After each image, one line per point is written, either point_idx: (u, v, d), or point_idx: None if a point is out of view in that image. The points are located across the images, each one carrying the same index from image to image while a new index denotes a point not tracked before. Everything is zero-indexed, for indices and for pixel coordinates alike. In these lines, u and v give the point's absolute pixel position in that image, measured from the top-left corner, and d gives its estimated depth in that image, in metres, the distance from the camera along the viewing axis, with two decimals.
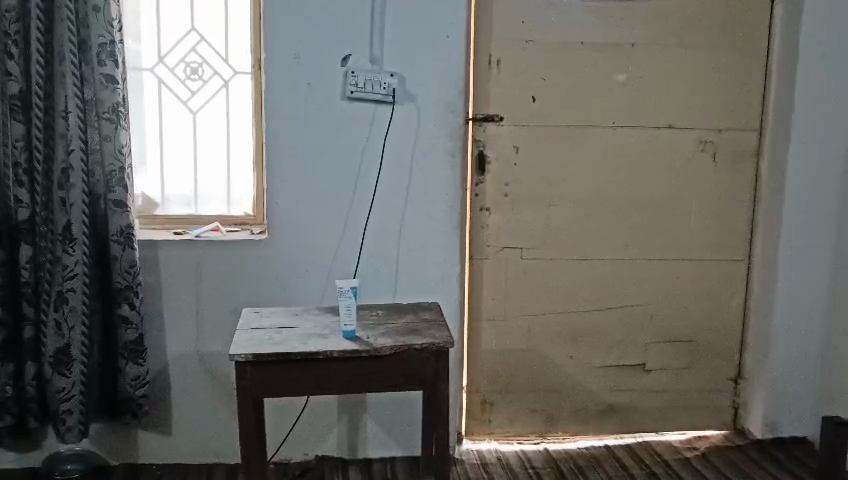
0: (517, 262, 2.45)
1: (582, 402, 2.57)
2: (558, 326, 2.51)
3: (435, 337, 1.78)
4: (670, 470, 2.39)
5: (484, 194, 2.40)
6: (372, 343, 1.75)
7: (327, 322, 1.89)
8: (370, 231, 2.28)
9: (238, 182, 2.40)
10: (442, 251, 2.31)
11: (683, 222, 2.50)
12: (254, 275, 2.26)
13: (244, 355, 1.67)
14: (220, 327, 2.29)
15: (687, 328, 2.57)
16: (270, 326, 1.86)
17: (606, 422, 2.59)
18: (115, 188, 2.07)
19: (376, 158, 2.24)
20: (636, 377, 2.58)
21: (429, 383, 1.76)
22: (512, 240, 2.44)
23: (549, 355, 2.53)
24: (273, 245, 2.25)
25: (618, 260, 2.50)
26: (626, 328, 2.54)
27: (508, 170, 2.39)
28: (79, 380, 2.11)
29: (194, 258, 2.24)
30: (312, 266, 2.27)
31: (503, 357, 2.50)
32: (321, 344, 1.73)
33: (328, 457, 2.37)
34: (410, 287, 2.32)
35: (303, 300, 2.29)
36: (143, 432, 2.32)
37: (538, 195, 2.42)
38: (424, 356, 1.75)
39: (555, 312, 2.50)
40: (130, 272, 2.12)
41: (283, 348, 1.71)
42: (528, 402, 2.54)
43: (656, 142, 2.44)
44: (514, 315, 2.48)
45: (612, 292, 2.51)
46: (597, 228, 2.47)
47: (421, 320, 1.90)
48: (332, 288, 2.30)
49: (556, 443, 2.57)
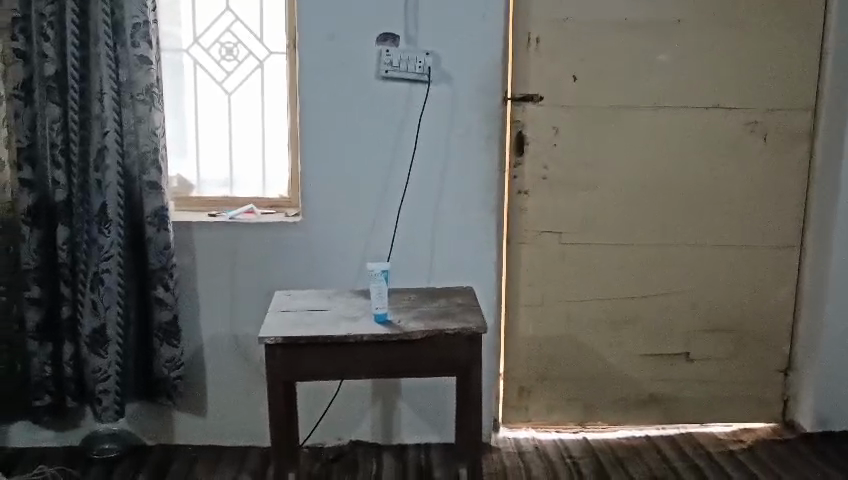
0: (556, 247, 2.39)
1: (622, 391, 2.50)
2: (597, 313, 2.44)
3: (467, 322, 1.73)
4: (713, 463, 2.31)
5: (522, 176, 2.33)
6: (403, 327, 1.71)
7: (358, 305, 1.86)
8: (404, 215, 2.24)
9: (273, 164, 2.38)
10: (478, 235, 2.26)
11: (731, 206, 2.40)
12: (288, 257, 2.25)
13: (273, 338, 1.65)
14: (254, 310, 2.28)
15: (734, 317, 2.47)
16: (301, 308, 1.83)
17: (648, 412, 2.52)
18: (149, 169, 2.07)
19: (411, 139, 2.20)
20: (679, 367, 2.49)
21: (461, 369, 1.72)
22: (551, 224, 2.37)
23: (589, 342, 2.46)
24: (307, 227, 2.23)
25: (661, 245, 2.41)
26: (670, 316, 2.46)
27: (547, 152, 2.32)
28: (115, 361, 2.12)
29: (228, 241, 2.23)
30: (345, 249, 2.25)
31: (541, 344, 2.45)
32: (350, 328, 1.71)
33: (362, 442, 2.35)
34: (445, 271, 2.28)
35: (337, 284, 2.27)
36: (179, 414, 2.33)
37: (578, 178, 2.35)
38: (455, 342, 1.70)
39: (595, 299, 2.43)
40: (164, 253, 2.12)
41: (313, 332, 1.68)
42: (566, 391, 2.48)
43: (703, 122, 2.34)
44: (553, 301, 2.42)
45: (656, 279, 2.43)
46: (639, 212, 2.38)
47: (454, 304, 1.85)
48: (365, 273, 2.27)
49: (595, 433, 2.51)
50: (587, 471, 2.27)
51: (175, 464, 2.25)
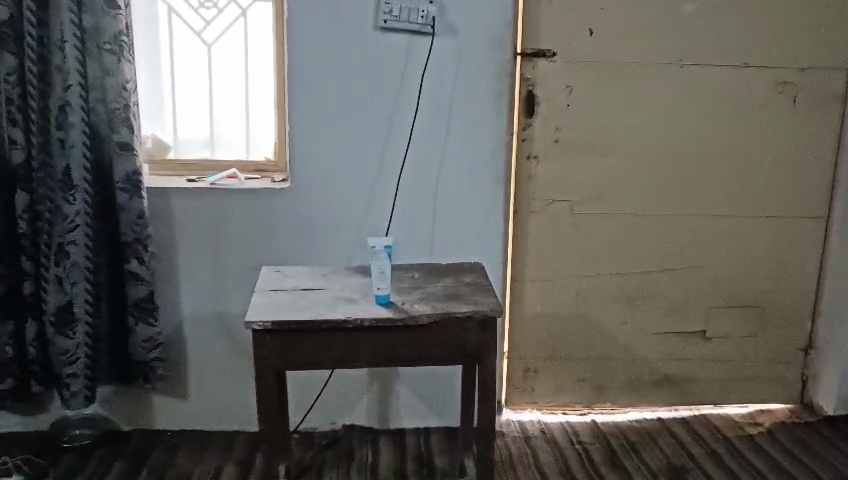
0: (567, 218, 2.20)
1: (633, 371, 2.34)
2: (609, 288, 2.27)
3: (479, 304, 1.54)
4: (732, 449, 2.17)
5: (532, 140, 2.13)
6: (408, 310, 1.52)
7: (356, 284, 1.66)
8: (404, 183, 2.03)
9: (258, 124, 2.16)
10: (485, 204, 2.06)
11: (756, 174, 2.21)
12: (275, 228, 2.04)
13: (262, 323, 1.46)
14: (239, 286, 2.08)
15: (755, 293, 2.31)
16: (292, 288, 1.64)
17: (660, 394, 2.37)
18: (119, 128, 1.85)
19: (412, 98, 1.98)
20: (694, 345, 2.34)
21: (472, 356, 1.53)
22: (562, 193, 2.18)
23: (599, 319, 2.29)
24: (297, 195, 2.02)
25: (680, 216, 2.23)
26: (686, 292, 2.29)
27: (559, 114, 2.12)
28: (83, 343, 1.92)
29: (209, 210, 2.02)
30: (339, 220, 2.04)
31: (549, 322, 2.27)
32: (349, 311, 1.51)
33: (357, 427, 2.18)
34: (447, 245, 2.08)
35: (330, 258, 2.07)
36: (157, 397, 2.14)
37: (593, 142, 2.16)
38: (467, 326, 1.51)
39: (608, 273, 2.25)
40: (138, 223, 1.92)
41: (307, 315, 1.49)
42: (574, 370, 2.32)
43: (729, 82, 2.15)
44: (562, 275, 2.24)
45: (673, 252, 2.26)
46: (657, 180, 2.20)
47: (461, 284, 1.66)
48: (361, 246, 2.07)
49: (604, 415, 2.37)
50: (598, 457, 2.12)
51: (154, 452, 2.06)
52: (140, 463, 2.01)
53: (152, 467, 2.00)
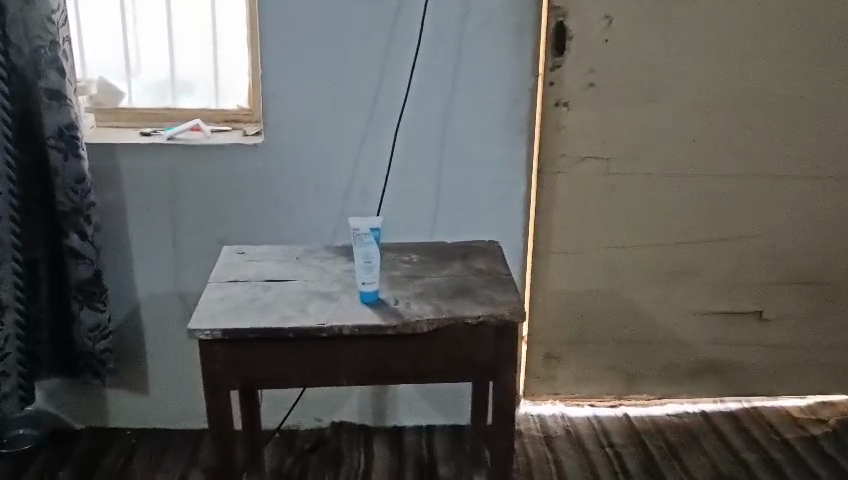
0: (600, 179, 1.82)
1: (676, 359, 1.98)
2: (650, 263, 1.90)
3: (494, 304, 1.18)
4: (792, 456, 1.83)
5: (561, 85, 1.74)
6: (402, 312, 1.16)
7: (337, 273, 1.30)
8: (400, 142, 1.66)
9: (227, 65, 1.77)
10: (500, 168, 1.69)
11: (833, 125, 1.82)
12: (247, 194, 1.68)
13: (209, 333, 1.12)
14: (205, 265, 1.74)
15: (824, 269, 1.93)
16: (254, 278, 1.28)
17: (706, 385, 2.02)
18: (46, 72, 1.48)
19: (412, 33, 1.59)
20: (749, 330, 1.98)
21: (485, 372, 1.19)
22: (595, 148, 1.80)
23: (636, 299, 1.93)
24: (272, 154, 1.66)
25: (739, 177, 1.84)
26: (742, 268, 1.92)
27: (596, 52, 1.72)
28: (13, 335, 1.62)
29: (167, 171, 1.67)
30: (323, 189, 1.68)
31: (577, 302, 1.92)
32: (324, 313, 1.16)
33: (347, 424, 1.86)
34: (453, 220, 1.72)
35: (312, 234, 1.72)
36: (111, 389, 1.83)
37: (636, 88, 1.76)
38: (478, 334, 1.16)
39: (648, 245, 1.88)
40: (78, 189, 1.57)
41: (268, 320, 1.14)
42: (605, 358, 1.97)
43: (808, 11, 1.73)
44: (593, 247, 1.88)
45: (727, 220, 1.88)
46: (713, 133, 1.80)
47: (472, 272, 1.30)
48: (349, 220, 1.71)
49: (638, 408, 2.04)
50: (633, 465, 1.79)
51: (107, 456, 1.77)
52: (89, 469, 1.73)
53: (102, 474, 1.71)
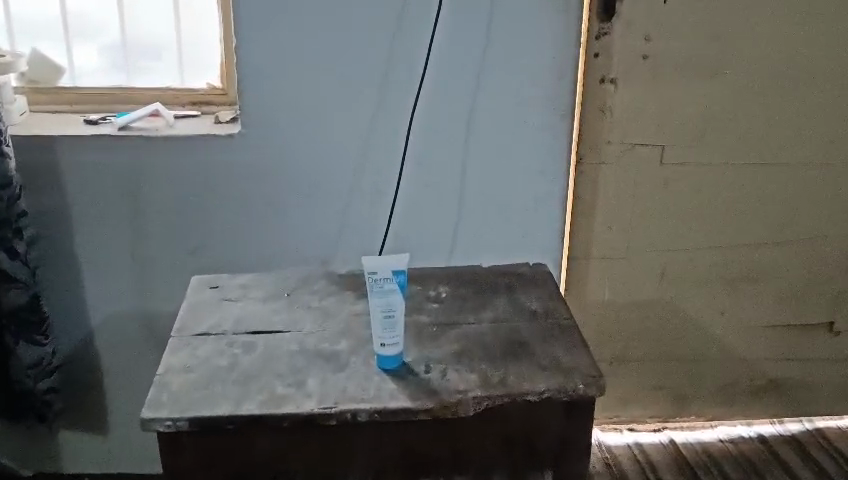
0: (653, 170, 1.51)
1: (732, 375, 1.69)
2: (707, 268, 1.59)
3: (560, 370, 0.87)
4: None
5: (609, 55, 1.41)
6: (437, 386, 0.85)
7: (343, 318, 0.98)
8: (415, 132, 1.31)
9: (193, 34, 1.41)
10: (537, 166, 1.35)
11: None
12: (223, 198, 1.33)
13: (172, 423, 0.80)
14: (169, 286, 1.39)
15: None
16: (232, 331, 0.96)
17: (766, 406, 1.73)
18: None
19: None
20: (816, 343, 1.69)
21: (548, 463, 0.88)
22: (647, 134, 1.48)
23: (690, 310, 1.63)
24: (252, 149, 1.31)
25: (817, 166, 1.53)
26: (813, 273, 1.62)
27: (653, 15, 1.39)
28: None
29: (120, 169, 1.31)
30: (316, 195, 1.34)
31: (619, 314, 1.61)
32: (332, 387, 0.85)
33: None
34: (474, 232, 1.39)
35: (300, 250, 1.38)
36: (65, 431, 1.49)
37: (701, 59, 1.43)
38: (542, 412, 0.85)
39: (706, 247, 1.58)
40: (4, 196, 1.23)
41: (252, 403, 0.82)
42: (649, 377, 1.68)
43: None
44: (640, 251, 1.57)
45: (801, 218, 1.57)
46: (791, 114, 1.48)
47: (522, 315, 0.98)
48: (348, 232, 1.37)
49: (684, 433, 1.75)
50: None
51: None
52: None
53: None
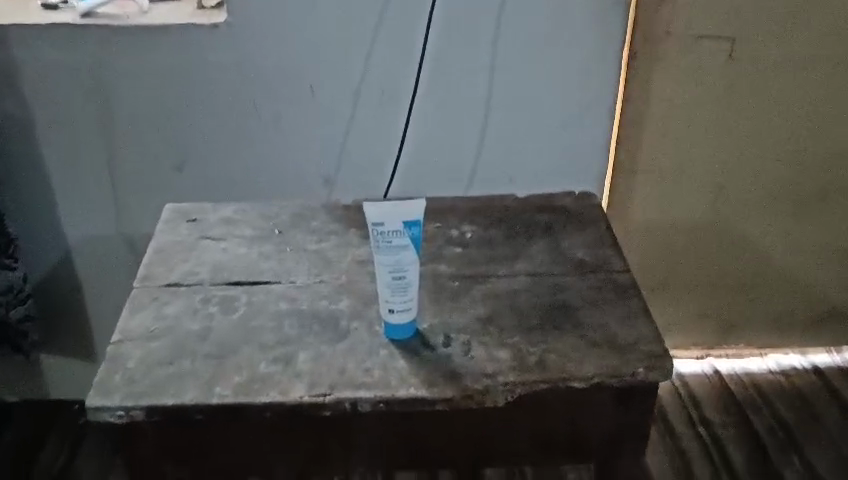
0: (724, 67, 1.19)
1: (788, 301, 1.45)
2: (776, 185, 1.31)
3: (612, 347, 0.69)
4: None
5: None
6: (458, 365, 0.67)
7: (345, 268, 0.80)
8: (439, 19, 1.02)
9: None
10: (592, 68, 1.07)
11: None
12: (208, 100, 1.07)
13: (126, 413, 0.64)
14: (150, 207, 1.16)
15: None
16: (208, 282, 0.78)
17: (819, 334, 1.51)
18: None
19: None
20: None
21: (590, 461, 0.71)
22: (725, 20, 1.15)
23: (750, 234, 1.36)
24: (235, 39, 1.03)
25: None
26: None
27: None
28: None
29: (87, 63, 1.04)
30: (315, 99, 1.07)
31: (671, 234, 1.35)
32: (329, 365, 0.67)
33: None
34: (504, 148, 1.12)
35: (297, 170, 1.13)
36: (46, 358, 1.30)
37: None
38: (590, 399, 0.67)
39: (779, 160, 1.28)
40: None
41: (225, 386, 0.65)
42: (697, 303, 1.43)
43: None
44: (701, 163, 1.27)
45: None
46: None
47: (564, 269, 0.80)
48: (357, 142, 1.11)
49: (731, 362, 1.53)
50: (740, 463, 1.32)
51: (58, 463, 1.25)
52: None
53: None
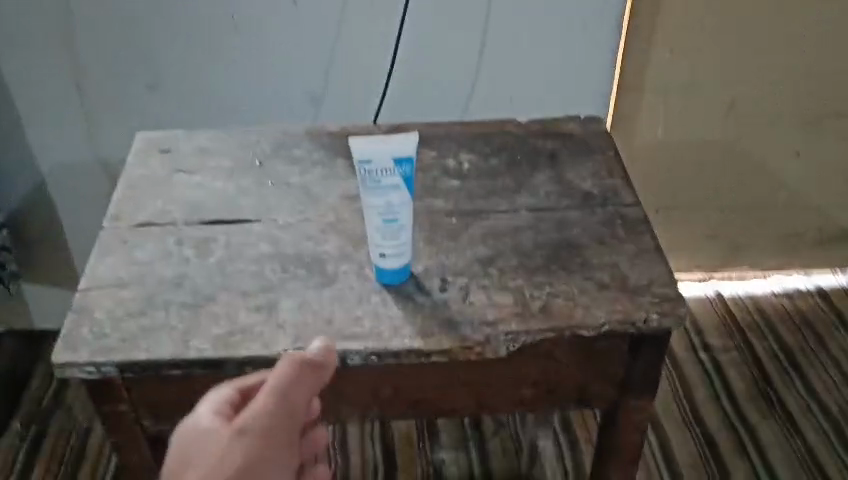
0: None
1: (796, 221, 1.39)
2: (792, 100, 1.23)
3: (622, 289, 0.64)
4: None
5: None
6: (455, 312, 0.62)
7: (331, 204, 0.74)
8: None
9: None
10: None
11: None
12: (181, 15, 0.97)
13: (97, 368, 0.59)
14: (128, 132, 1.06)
15: None
16: (183, 222, 0.72)
17: (826, 254, 1.45)
18: None
19: None
20: None
21: (598, 405, 0.68)
22: None
23: (761, 152, 1.29)
24: None
25: None
26: None
27: None
28: None
29: None
30: (298, 14, 0.98)
31: (679, 153, 1.27)
32: (314, 313, 0.62)
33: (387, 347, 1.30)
34: (503, 66, 1.04)
35: (281, 93, 1.04)
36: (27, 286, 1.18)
37: None
38: (597, 344, 0.64)
39: (796, 74, 1.20)
40: None
41: (202, 340, 0.60)
42: (705, 224, 1.37)
43: None
44: (713, 77, 1.19)
45: None
46: None
47: (570, 203, 0.74)
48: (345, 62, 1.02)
49: (734, 285, 1.46)
50: (742, 392, 1.26)
51: (49, 398, 1.14)
52: (30, 434, 1.09)
53: (54, 444, 1.07)
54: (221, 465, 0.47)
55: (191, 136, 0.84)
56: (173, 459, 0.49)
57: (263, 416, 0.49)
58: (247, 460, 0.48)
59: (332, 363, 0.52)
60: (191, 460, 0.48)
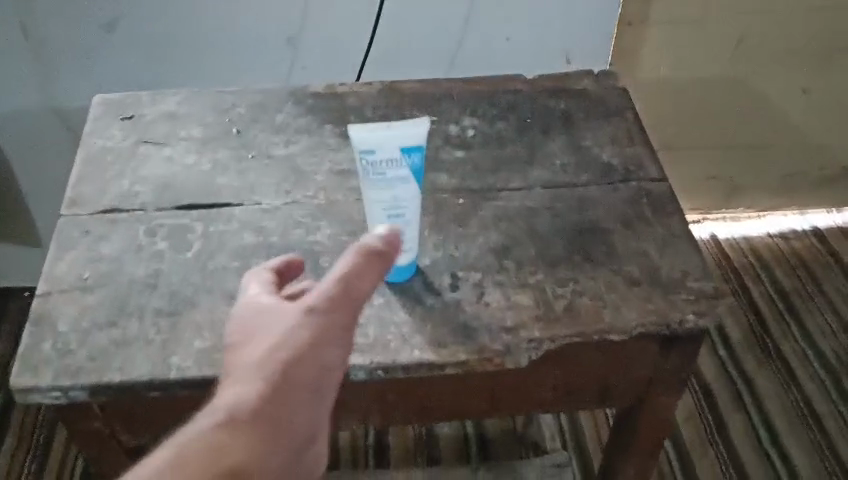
0: None
1: (799, 161, 1.28)
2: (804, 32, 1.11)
3: (654, 284, 0.57)
4: None
5: None
6: (470, 317, 0.55)
7: (321, 182, 0.65)
8: None
9: None
10: None
11: None
12: None
13: (64, 392, 0.51)
14: (83, 82, 0.94)
15: None
16: (153, 207, 0.63)
17: (825, 193, 1.35)
18: None
19: None
20: None
21: (620, 403, 0.63)
22: None
23: (768, 89, 1.17)
24: None
25: None
26: None
27: None
28: None
29: None
30: None
31: (682, 90, 1.16)
32: None
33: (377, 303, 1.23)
34: (500, 7, 0.95)
35: (255, 36, 0.94)
36: None
37: None
38: (626, 345, 0.58)
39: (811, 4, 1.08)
40: None
41: (183, 356, 0.53)
42: (703, 165, 1.27)
43: None
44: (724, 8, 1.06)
45: None
46: None
47: (589, 178, 0.66)
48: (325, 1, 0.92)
49: (728, 227, 1.36)
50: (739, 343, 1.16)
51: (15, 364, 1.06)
52: None
53: (23, 416, 1.00)
54: (284, 344, 0.39)
55: (158, 98, 0.73)
56: (230, 346, 0.41)
57: (328, 290, 0.41)
58: (316, 339, 0.39)
59: (396, 256, 0.45)
60: (245, 345, 0.41)
